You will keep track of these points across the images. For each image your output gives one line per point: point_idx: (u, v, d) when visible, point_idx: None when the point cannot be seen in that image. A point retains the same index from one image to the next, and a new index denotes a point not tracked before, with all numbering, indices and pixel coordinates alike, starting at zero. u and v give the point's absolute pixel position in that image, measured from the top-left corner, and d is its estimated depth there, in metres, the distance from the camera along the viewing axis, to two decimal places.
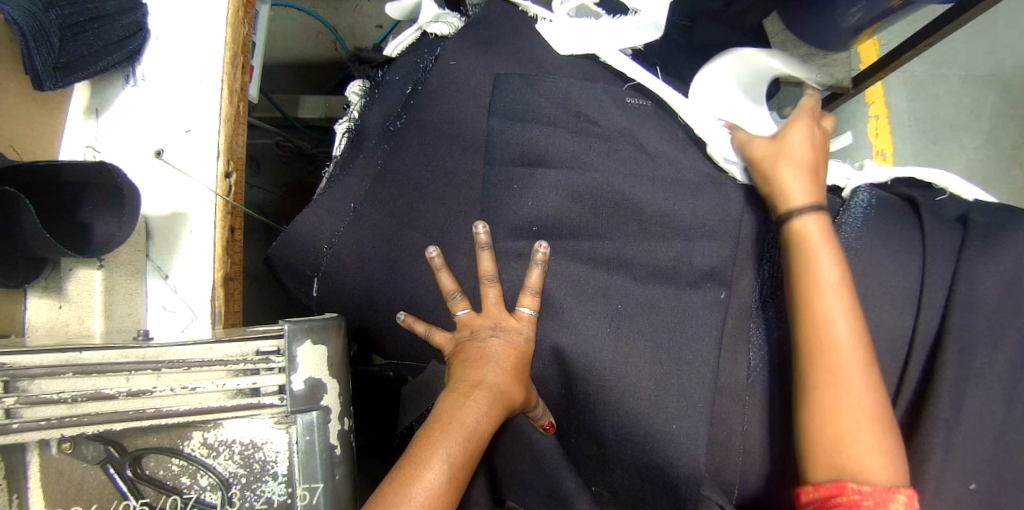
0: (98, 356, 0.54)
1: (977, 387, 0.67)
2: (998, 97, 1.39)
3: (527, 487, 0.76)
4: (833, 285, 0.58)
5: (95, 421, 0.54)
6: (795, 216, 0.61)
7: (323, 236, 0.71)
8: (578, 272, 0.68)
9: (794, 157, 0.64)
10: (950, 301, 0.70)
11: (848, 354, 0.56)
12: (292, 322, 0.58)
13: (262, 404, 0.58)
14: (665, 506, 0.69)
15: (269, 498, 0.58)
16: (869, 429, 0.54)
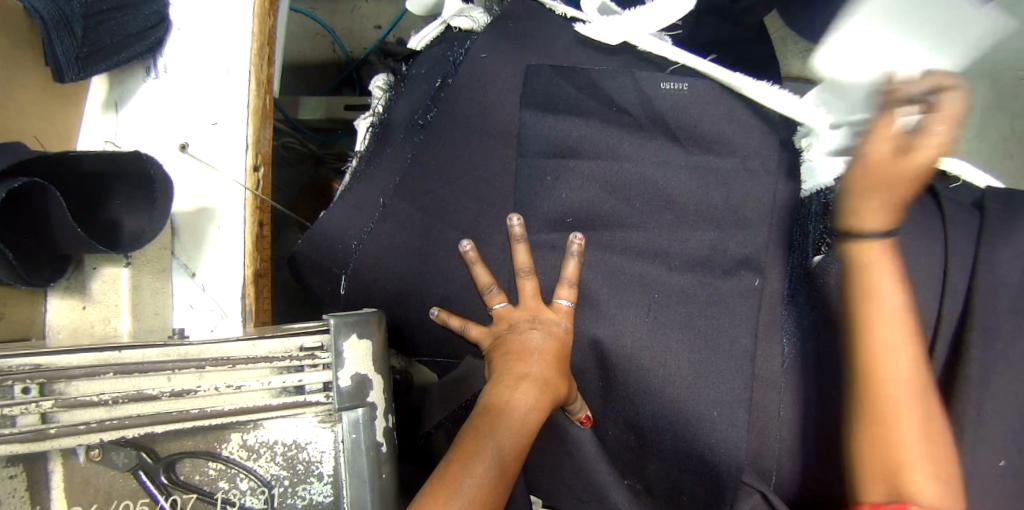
0: (139, 355, 0.53)
1: (1004, 368, 0.68)
2: None
3: (562, 487, 0.73)
4: (892, 312, 0.56)
5: (137, 424, 0.52)
6: (864, 237, 0.58)
7: (353, 232, 0.69)
8: (614, 262, 0.68)
9: (908, 174, 0.55)
10: (974, 285, 0.71)
11: (904, 387, 0.54)
12: (336, 316, 0.57)
13: (307, 402, 0.56)
14: (703, 496, 0.69)
15: (312, 500, 0.57)
16: (926, 454, 0.52)
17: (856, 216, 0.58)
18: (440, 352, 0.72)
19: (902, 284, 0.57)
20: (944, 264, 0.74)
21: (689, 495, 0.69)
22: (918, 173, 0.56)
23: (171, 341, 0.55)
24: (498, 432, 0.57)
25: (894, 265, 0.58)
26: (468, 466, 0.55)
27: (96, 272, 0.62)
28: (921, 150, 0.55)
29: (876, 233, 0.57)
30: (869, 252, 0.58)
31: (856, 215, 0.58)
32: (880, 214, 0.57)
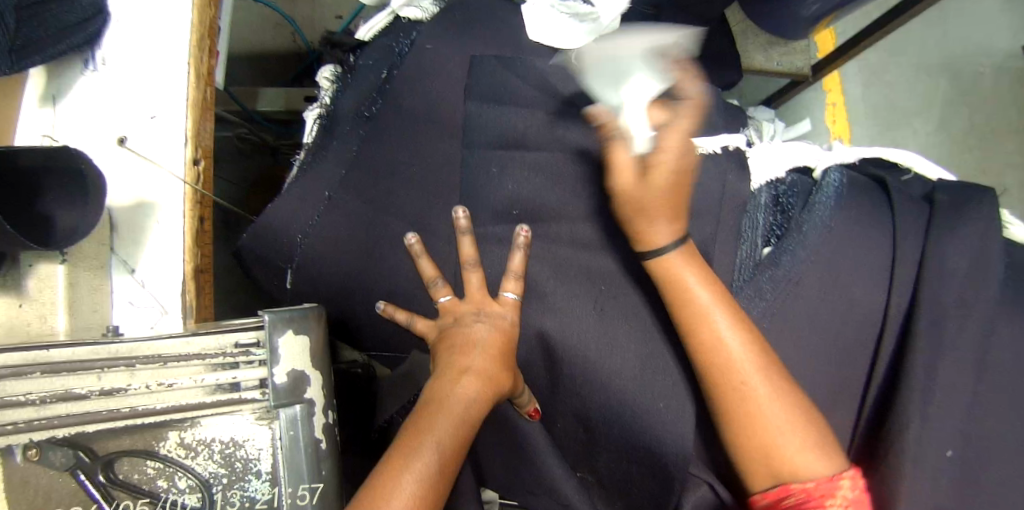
0: (67, 354, 0.52)
1: (947, 357, 0.69)
2: (949, 86, 1.42)
3: (515, 476, 0.74)
4: (704, 308, 0.60)
5: (66, 424, 0.52)
6: (659, 254, 0.61)
7: (297, 225, 0.67)
8: (562, 254, 0.68)
9: (656, 193, 0.58)
10: (920, 276, 0.72)
11: (750, 369, 0.59)
12: (270, 312, 0.56)
13: (242, 399, 0.56)
14: (654, 488, 0.68)
15: (252, 497, 0.56)
16: (791, 427, 0.58)
17: (632, 228, 0.62)
18: (387, 345, 0.72)
19: (708, 277, 0.61)
20: (892, 252, 0.74)
21: (637, 488, 0.70)
22: (670, 186, 0.58)
23: (102, 339, 0.55)
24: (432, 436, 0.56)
25: (695, 260, 0.62)
26: (407, 461, 0.54)
27: (32, 269, 0.59)
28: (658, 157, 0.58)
29: (668, 245, 0.61)
30: (663, 259, 0.61)
31: (637, 232, 0.61)
32: (659, 225, 0.60)
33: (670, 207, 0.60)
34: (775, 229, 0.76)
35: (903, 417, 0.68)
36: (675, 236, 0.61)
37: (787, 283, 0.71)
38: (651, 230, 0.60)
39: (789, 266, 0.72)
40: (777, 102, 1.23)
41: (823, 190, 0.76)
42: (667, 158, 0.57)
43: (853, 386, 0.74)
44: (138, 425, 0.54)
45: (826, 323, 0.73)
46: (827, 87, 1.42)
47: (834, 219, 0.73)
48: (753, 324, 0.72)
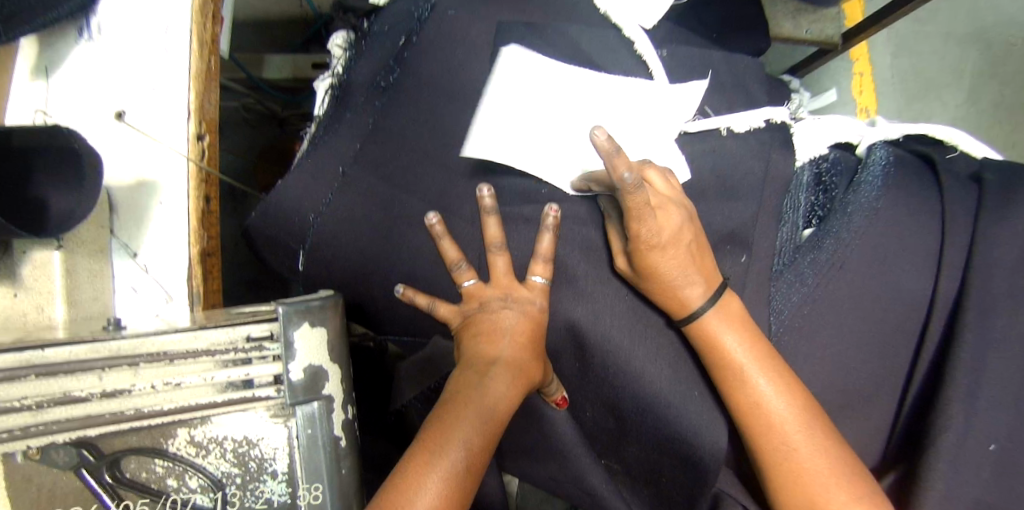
0: (63, 354, 0.48)
1: (998, 352, 0.64)
2: (980, 55, 1.30)
3: (535, 465, 0.70)
4: (746, 367, 0.56)
5: (65, 429, 0.49)
6: (696, 317, 0.58)
7: (310, 204, 0.63)
8: (592, 237, 0.62)
9: (670, 260, 0.56)
10: (969, 265, 0.67)
11: (791, 428, 0.55)
12: (285, 305, 0.52)
13: (256, 397, 0.52)
14: (682, 481, 0.65)
15: (268, 499, 0.53)
16: (837, 488, 0.52)
17: (659, 293, 0.58)
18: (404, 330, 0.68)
19: (751, 338, 0.57)
20: (941, 234, 0.69)
21: (666, 472, 0.66)
22: (686, 250, 0.57)
23: (101, 335, 0.51)
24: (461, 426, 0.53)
25: (741, 320, 0.58)
26: (432, 459, 0.51)
27: (26, 257, 0.55)
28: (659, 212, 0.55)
29: (702, 306, 0.58)
30: (700, 324, 0.58)
31: (661, 294, 0.58)
32: (690, 287, 0.57)
33: (692, 263, 0.57)
34: (817, 209, 0.72)
35: (949, 413, 0.63)
36: (708, 293, 0.58)
37: (828, 265, 0.66)
38: (684, 294, 0.57)
39: (832, 250, 0.67)
40: (802, 70, 1.16)
41: (868, 167, 0.71)
42: (655, 236, 0.54)
43: (893, 377, 0.69)
44: (144, 426, 0.51)
45: (868, 310, 0.68)
46: (854, 54, 1.30)
47: (881, 199, 0.68)
48: (793, 313, 0.67)
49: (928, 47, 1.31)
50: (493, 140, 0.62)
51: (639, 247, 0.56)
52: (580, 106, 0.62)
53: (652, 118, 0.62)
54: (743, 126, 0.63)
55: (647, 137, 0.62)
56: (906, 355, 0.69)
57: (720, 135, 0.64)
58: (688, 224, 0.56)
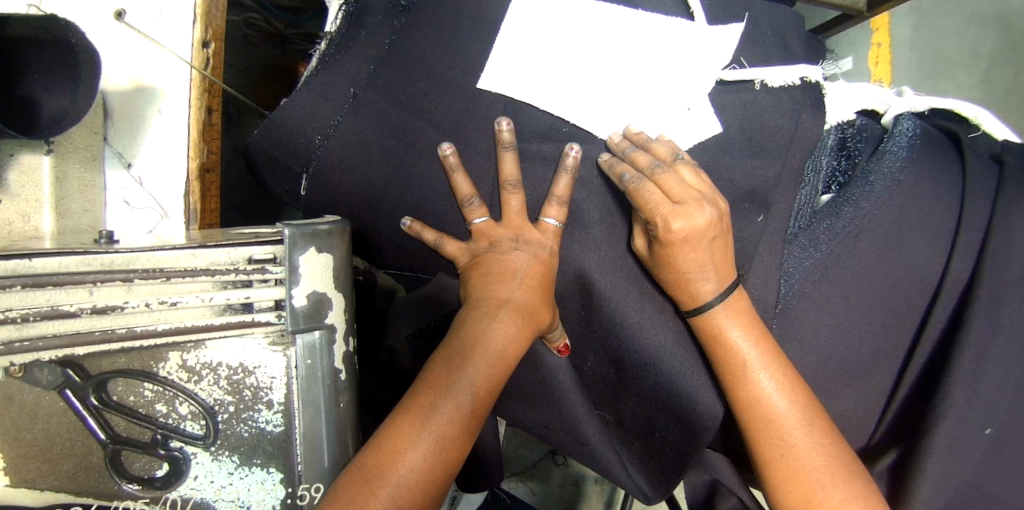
0: (53, 264, 0.45)
1: (1005, 337, 0.62)
2: (1000, 37, 1.19)
3: (525, 412, 0.68)
4: (750, 362, 0.54)
5: (51, 346, 0.46)
6: (704, 311, 0.56)
7: (317, 125, 0.60)
8: (609, 183, 0.60)
9: (690, 253, 0.53)
10: (985, 247, 0.64)
11: (792, 423, 0.53)
12: (291, 227, 0.49)
13: (255, 322, 0.50)
14: (676, 436, 0.64)
15: (260, 428, 0.52)
16: (835, 486, 0.51)
17: (672, 283, 0.56)
18: (407, 265, 0.65)
19: (757, 333, 0.55)
20: (958, 215, 0.67)
21: (661, 432, 0.65)
22: (707, 247, 0.54)
23: (94, 248, 0.47)
24: (460, 381, 0.50)
25: (749, 314, 0.56)
26: (428, 417, 0.49)
27: (13, 161, 0.52)
28: (685, 206, 0.52)
29: (712, 301, 0.55)
30: (708, 317, 0.56)
31: (675, 285, 0.56)
32: (706, 281, 0.55)
33: (710, 259, 0.55)
34: (837, 175, 0.70)
35: (948, 392, 0.61)
36: (720, 287, 0.55)
37: (844, 233, 0.65)
38: (695, 286, 0.55)
39: (849, 218, 0.65)
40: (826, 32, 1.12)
41: (894, 138, 0.69)
42: (676, 225, 0.52)
43: (894, 353, 0.67)
44: (137, 345, 0.49)
45: (883, 278, 0.66)
46: (875, 25, 1.30)
47: (904, 171, 0.66)
48: (804, 276, 0.66)
49: (950, 24, 1.24)
50: (514, 70, 0.59)
51: (660, 238, 0.53)
52: (612, 43, 0.60)
53: (688, 65, 0.60)
54: (779, 80, 0.61)
55: (680, 84, 0.60)
56: (909, 331, 0.67)
57: (753, 88, 0.62)
58: (717, 221, 0.53)
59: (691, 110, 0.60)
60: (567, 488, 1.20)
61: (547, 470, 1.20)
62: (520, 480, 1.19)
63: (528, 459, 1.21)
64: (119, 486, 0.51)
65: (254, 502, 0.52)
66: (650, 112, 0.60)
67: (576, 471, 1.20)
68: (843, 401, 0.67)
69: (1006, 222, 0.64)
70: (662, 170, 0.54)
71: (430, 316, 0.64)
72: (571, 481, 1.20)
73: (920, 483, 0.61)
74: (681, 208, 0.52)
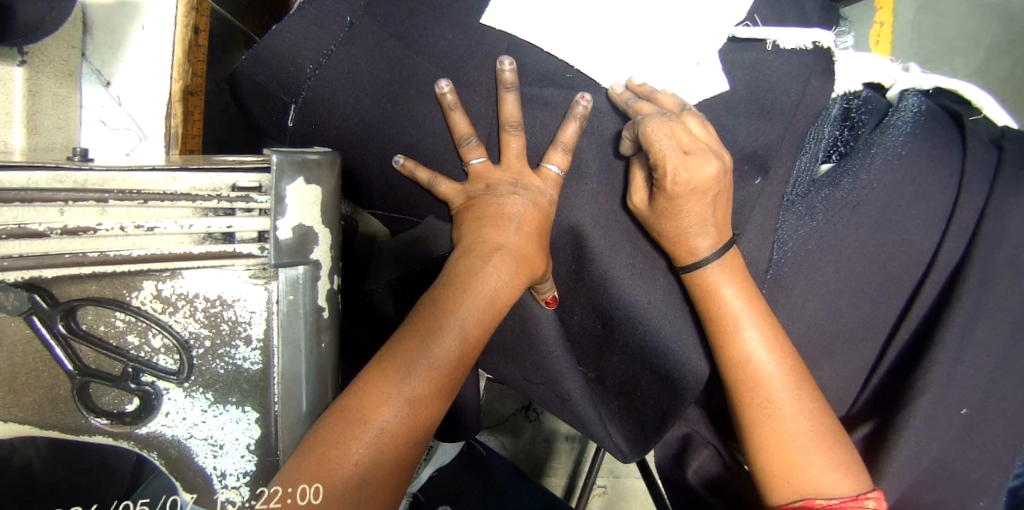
0: (21, 179, 0.42)
1: (990, 318, 0.62)
2: (1001, 27, 1.20)
3: (508, 363, 0.68)
4: (741, 318, 0.54)
5: (17, 266, 0.43)
6: (698, 263, 0.55)
7: (310, 53, 0.58)
8: (611, 134, 0.58)
9: (691, 207, 0.53)
10: (979, 229, 0.64)
11: (779, 381, 0.53)
12: (279, 153, 0.47)
13: (237, 253, 0.48)
14: (658, 395, 0.64)
15: (237, 365, 0.50)
16: (817, 447, 0.52)
17: (669, 237, 0.55)
18: (396, 207, 0.64)
19: (749, 290, 0.55)
20: (955, 195, 0.66)
21: (643, 392, 0.65)
22: (710, 203, 0.53)
23: (66, 165, 0.45)
24: (450, 324, 0.49)
25: (743, 273, 0.56)
26: (413, 364, 0.48)
27: None
28: (693, 158, 0.51)
29: (708, 256, 0.55)
30: (703, 271, 0.55)
31: (672, 240, 0.55)
32: (702, 237, 0.54)
33: (711, 214, 0.54)
34: (839, 144, 0.68)
35: (932, 370, 0.61)
36: (717, 244, 0.55)
37: (842, 204, 0.64)
38: (692, 240, 0.54)
39: (848, 189, 0.64)
40: None
41: (900, 112, 0.67)
42: (683, 179, 0.50)
43: (880, 327, 0.67)
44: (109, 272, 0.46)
45: (877, 251, 0.65)
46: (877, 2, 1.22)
47: (906, 146, 0.65)
48: (798, 244, 0.64)
49: (953, 10, 1.21)
50: (520, 8, 0.57)
51: (665, 189, 0.52)
52: None
53: (699, 17, 0.59)
54: (792, 43, 0.59)
55: (690, 39, 0.58)
56: (897, 306, 0.67)
57: (765, 48, 0.61)
58: (723, 176, 0.52)
59: (698, 65, 0.59)
60: (537, 442, 1.20)
61: (519, 425, 1.20)
62: (492, 433, 1.20)
63: (501, 413, 1.20)
64: (86, 420, 0.48)
65: (228, 442, 0.50)
66: (656, 65, 0.58)
67: (548, 427, 1.21)
68: (825, 372, 0.67)
69: (1000, 205, 0.63)
70: (671, 119, 0.52)
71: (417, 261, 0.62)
72: (542, 438, 1.20)
73: (895, 456, 0.61)
74: (690, 159, 0.50)
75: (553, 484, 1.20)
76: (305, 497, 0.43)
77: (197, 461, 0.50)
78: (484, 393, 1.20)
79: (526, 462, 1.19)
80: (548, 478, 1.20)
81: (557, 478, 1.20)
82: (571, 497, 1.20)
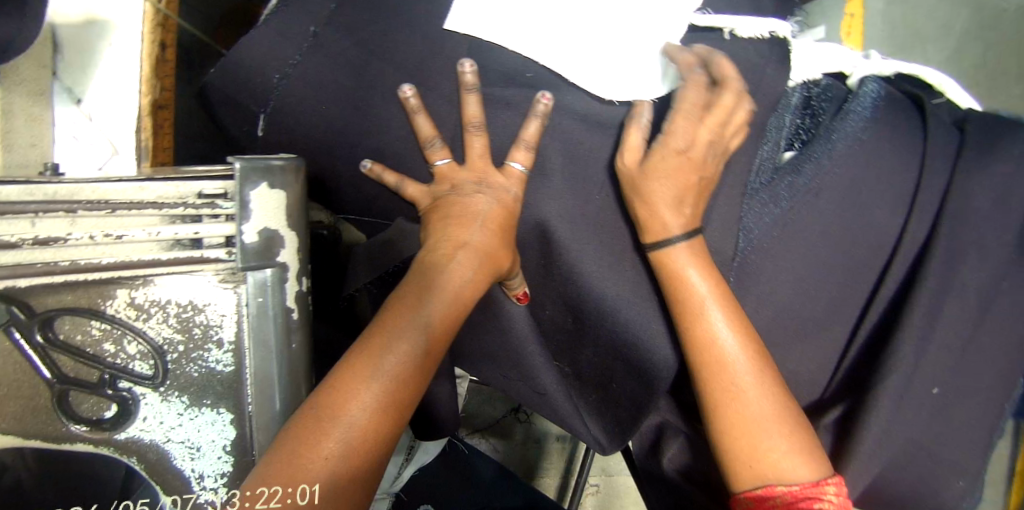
0: None
1: (954, 298, 0.63)
2: (973, 12, 1.21)
3: (484, 359, 0.69)
4: (706, 304, 0.55)
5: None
6: (665, 247, 0.57)
7: (277, 62, 0.59)
8: (572, 130, 0.59)
9: (684, 179, 0.56)
10: (941, 211, 0.65)
11: (743, 367, 0.54)
12: (243, 160, 0.49)
13: (205, 258, 0.50)
14: (632, 386, 0.65)
15: (210, 368, 0.51)
16: (780, 433, 0.53)
17: (643, 213, 0.57)
18: (365, 209, 0.65)
19: (713, 278, 0.56)
20: (918, 176, 0.67)
21: (618, 383, 0.66)
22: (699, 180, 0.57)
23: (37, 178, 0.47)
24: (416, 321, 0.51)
25: (707, 262, 0.57)
26: (379, 362, 0.49)
27: None
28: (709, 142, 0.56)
29: (675, 238, 0.56)
30: (668, 258, 0.57)
31: (645, 219, 0.57)
32: (675, 214, 0.56)
33: (697, 192, 0.57)
34: (801, 132, 0.68)
35: (900, 351, 0.62)
36: (685, 228, 0.57)
37: (804, 190, 0.65)
38: (665, 218, 0.56)
39: (811, 175, 0.65)
40: None
41: (859, 98, 0.68)
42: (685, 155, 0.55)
43: (850, 311, 0.68)
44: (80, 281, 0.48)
45: (842, 235, 0.66)
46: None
47: (866, 131, 0.67)
48: (764, 231, 0.65)
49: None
50: (479, 11, 0.59)
51: (666, 160, 0.55)
52: None
53: (656, 12, 0.60)
54: (748, 32, 0.61)
55: (646, 34, 0.60)
56: (865, 289, 0.68)
57: (721, 38, 0.62)
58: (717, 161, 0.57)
59: (655, 58, 0.60)
60: (528, 444, 1.21)
61: (509, 427, 1.21)
62: (483, 436, 1.20)
63: (491, 416, 1.21)
64: (65, 427, 0.49)
65: (204, 444, 0.51)
66: (614, 59, 0.59)
67: (539, 428, 1.21)
68: (797, 357, 0.68)
69: (962, 185, 0.64)
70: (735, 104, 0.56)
71: (389, 262, 0.63)
72: (533, 439, 1.21)
73: (865, 437, 0.62)
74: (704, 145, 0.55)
75: (546, 486, 1.21)
76: (306, 497, 0.44)
77: (175, 464, 0.51)
78: (474, 397, 1.21)
79: (519, 464, 1.20)
80: (541, 480, 1.21)
81: (550, 480, 1.21)
82: (564, 497, 1.20)
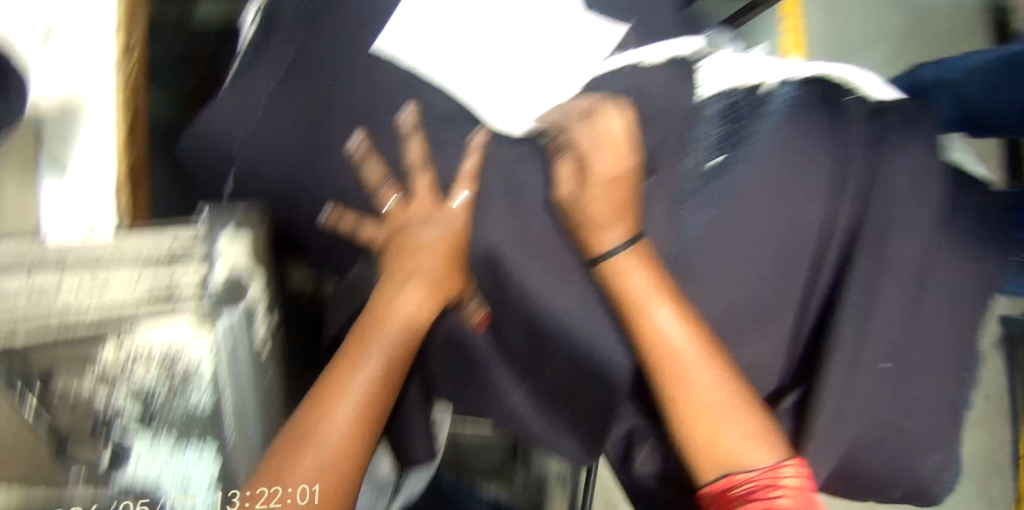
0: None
1: (887, 276, 0.66)
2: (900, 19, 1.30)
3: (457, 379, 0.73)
4: (654, 303, 0.59)
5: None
6: (609, 256, 0.61)
7: (238, 135, 0.68)
8: (508, 159, 0.64)
9: (605, 197, 0.62)
10: (868, 195, 0.67)
11: (695, 360, 0.59)
12: (213, 212, 0.59)
13: (179, 305, 0.53)
14: (595, 395, 0.68)
15: (194, 405, 0.53)
16: (734, 421, 0.59)
17: (586, 226, 0.62)
18: (332, 251, 0.71)
19: (656, 280, 0.60)
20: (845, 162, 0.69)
21: (583, 394, 0.69)
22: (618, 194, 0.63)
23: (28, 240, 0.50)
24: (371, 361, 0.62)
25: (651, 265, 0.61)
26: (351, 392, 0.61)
27: None
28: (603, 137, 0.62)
29: (617, 247, 0.61)
30: (612, 264, 0.61)
31: (581, 231, 0.62)
32: (611, 230, 0.61)
33: (619, 206, 0.63)
34: (726, 140, 0.69)
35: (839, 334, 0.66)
36: (624, 237, 0.62)
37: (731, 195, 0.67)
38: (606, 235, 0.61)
39: (737, 176, 0.67)
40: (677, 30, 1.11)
41: (770, 104, 0.70)
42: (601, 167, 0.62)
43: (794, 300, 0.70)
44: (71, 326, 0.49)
45: (781, 229, 0.68)
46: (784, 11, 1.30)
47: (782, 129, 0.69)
48: (699, 236, 0.67)
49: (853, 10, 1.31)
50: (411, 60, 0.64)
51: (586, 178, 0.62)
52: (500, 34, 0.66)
53: (569, 49, 0.67)
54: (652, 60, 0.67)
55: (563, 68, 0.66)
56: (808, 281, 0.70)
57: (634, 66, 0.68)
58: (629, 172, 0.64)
59: (569, 89, 0.65)
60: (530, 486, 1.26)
61: (510, 472, 1.26)
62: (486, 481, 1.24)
63: (491, 461, 1.26)
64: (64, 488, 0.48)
65: (194, 477, 0.52)
66: (529, 85, 0.64)
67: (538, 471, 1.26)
68: (749, 350, 0.71)
69: (886, 169, 0.67)
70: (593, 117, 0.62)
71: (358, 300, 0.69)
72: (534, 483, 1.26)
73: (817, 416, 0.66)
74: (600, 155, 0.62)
75: None
76: (304, 497, 0.56)
77: None
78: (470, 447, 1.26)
79: None
80: None
81: None
82: None
